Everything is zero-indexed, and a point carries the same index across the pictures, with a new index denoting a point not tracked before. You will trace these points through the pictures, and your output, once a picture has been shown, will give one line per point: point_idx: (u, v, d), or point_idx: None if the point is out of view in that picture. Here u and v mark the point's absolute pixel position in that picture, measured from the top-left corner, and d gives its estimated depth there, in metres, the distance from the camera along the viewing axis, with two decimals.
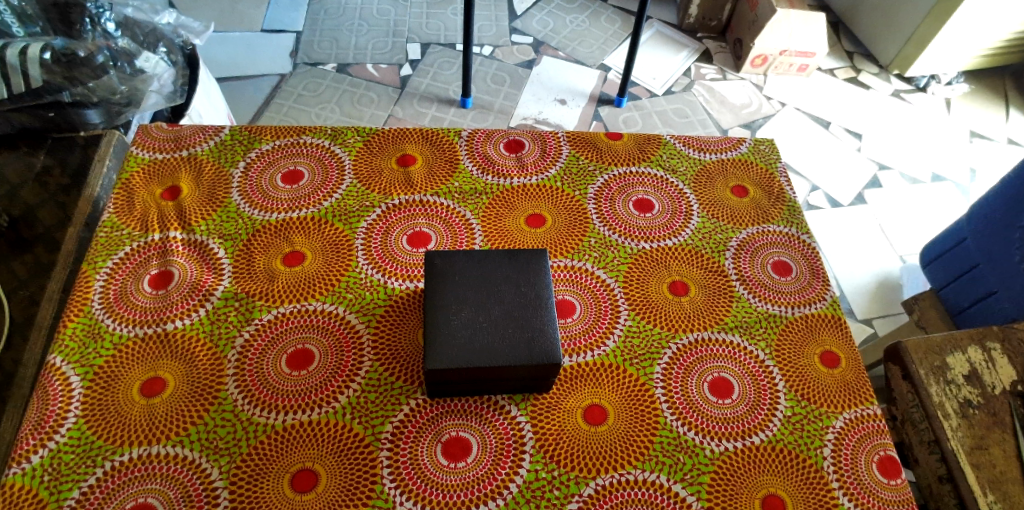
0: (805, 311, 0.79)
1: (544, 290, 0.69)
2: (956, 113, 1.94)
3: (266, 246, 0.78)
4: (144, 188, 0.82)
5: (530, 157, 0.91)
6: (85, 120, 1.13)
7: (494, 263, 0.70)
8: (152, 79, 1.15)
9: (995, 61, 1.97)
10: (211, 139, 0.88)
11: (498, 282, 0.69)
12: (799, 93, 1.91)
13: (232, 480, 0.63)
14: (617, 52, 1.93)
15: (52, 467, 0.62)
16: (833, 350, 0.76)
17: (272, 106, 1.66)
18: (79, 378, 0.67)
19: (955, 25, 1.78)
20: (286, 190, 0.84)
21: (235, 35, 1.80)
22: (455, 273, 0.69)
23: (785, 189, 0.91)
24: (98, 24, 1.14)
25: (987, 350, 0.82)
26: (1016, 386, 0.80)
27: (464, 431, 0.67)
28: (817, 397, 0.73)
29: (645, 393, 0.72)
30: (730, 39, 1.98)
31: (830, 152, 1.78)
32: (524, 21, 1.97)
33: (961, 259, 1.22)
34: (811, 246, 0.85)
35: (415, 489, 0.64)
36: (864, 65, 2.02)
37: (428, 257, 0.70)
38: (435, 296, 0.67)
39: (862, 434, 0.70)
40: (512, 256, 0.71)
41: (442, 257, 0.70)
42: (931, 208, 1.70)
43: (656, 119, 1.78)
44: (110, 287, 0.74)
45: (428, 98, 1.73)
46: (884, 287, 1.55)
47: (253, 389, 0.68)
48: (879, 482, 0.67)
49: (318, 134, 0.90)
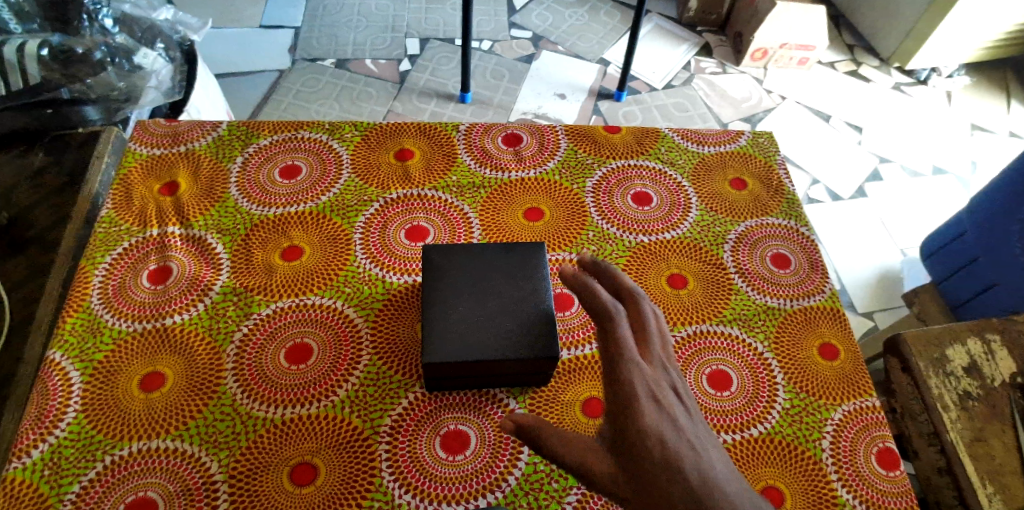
0: (804, 303, 0.79)
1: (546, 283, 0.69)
2: (957, 105, 1.93)
3: (264, 241, 0.78)
4: (141, 184, 0.82)
5: (528, 151, 0.91)
6: (85, 117, 1.12)
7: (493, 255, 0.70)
8: (150, 76, 1.17)
9: (997, 53, 1.97)
10: (209, 135, 0.88)
11: (496, 275, 0.69)
12: (800, 86, 1.90)
13: (231, 474, 0.63)
14: (617, 47, 1.92)
15: (52, 462, 0.62)
16: (832, 342, 0.76)
17: (271, 102, 1.66)
18: (78, 372, 0.67)
19: (955, 17, 1.77)
20: (284, 185, 0.83)
21: (234, 31, 1.80)
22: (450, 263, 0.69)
23: (784, 181, 0.91)
24: (95, 19, 1.12)
25: (987, 341, 0.82)
26: (1017, 378, 0.79)
27: (463, 424, 0.68)
28: (815, 389, 0.73)
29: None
30: (730, 33, 1.98)
31: (832, 146, 1.78)
32: (523, 16, 1.96)
33: (959, 252, 1.22)
34: (810, 239, 0.85)
35: (414, 482, 0.64)
36: (865, 57, 2.01)
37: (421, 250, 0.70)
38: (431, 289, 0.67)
39: (861, 426, 0.70)
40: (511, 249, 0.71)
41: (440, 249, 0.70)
42: (932, 201, 1.70)
43: (656, 114, 1.78)
44: (108, 282, 0.74)
45: (427, 94, 1.73)
46: (885, 281, 1.54)
47: (252, 383, 0.68)
48: (877, 473, 0.67)
49: (316, 129, 0.89)
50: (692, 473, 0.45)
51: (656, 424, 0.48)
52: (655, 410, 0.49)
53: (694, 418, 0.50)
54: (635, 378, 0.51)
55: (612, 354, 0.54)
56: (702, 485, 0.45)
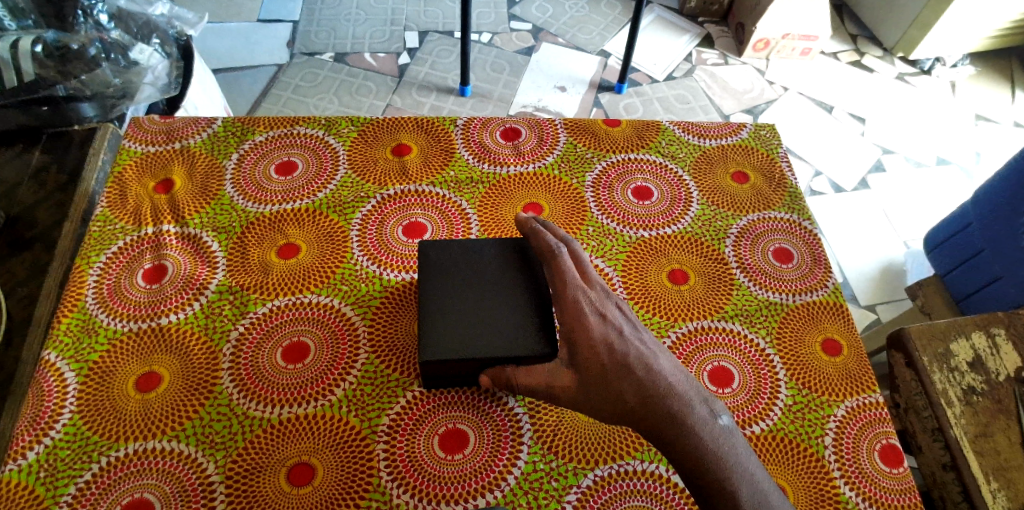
0: (807, 299, 0.78)
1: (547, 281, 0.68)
2: (962, 95, 1.91)
3: (260, 239, 0.78)
4: (136, 182, 0.81)
5: (527, 146, 0.89)
6: (81, 115, 1.10)
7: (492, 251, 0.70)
8: (146, 72, 1.15)
9: (1002, 41, 1.94)
10: (204, 131, 0.87)
11: (493, 271, 0.68)
12: (802, 77, 1.88)
13: (228, 474, 0.62)
14: (617, 38, 1.90)
15: (48, 464, 0.62)
16: (835, 338, 0.76)
17: (269, 97, 1.65)
18: (74, 373, 0.67)
19: (959, 5, 1.75)
20: (279, 181, 0.83)
21: (231, 25, 1.78)
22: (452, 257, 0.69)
23: (787, 174, 0.90)
24: (90, 15, 1.12)
25: (992, 335, 0.81)
26: (1022, 373, 0.78)
27: (461, 422, 0.67)
28: (818, 385, 0.72)
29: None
30: (732, 23, 1.96)
31: (835, 137, 1.76)
32: (522, 8, 1.94)
33: (965, 244, 1.20)
34: (812, 233, 0.84)
35: (412, 481, 0.63)
36: (869, 47, 1.99)
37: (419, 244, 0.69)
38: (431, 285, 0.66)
39: (864, 422, 0.70)
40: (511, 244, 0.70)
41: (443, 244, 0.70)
42: (936, 192, 1.68)
43: (657, 106, 1.76)
44: (103, 282, 0.73)
45: (426, 87, 1.72)
46: (889, 273, 1.53)
47: (247, 382, 0.68)
48: (880, 470, 0.67)
49: (312, 125, 0.88)
50: (637, 370, 0.58)
51: (603, 335, 0.60)
52: (600, 323, 0.61)
53: (632, 323, 0.62)
54: (582, 300, 0.63)
55: (558, 283, 0.64)
56: (645, 375, 0.58)
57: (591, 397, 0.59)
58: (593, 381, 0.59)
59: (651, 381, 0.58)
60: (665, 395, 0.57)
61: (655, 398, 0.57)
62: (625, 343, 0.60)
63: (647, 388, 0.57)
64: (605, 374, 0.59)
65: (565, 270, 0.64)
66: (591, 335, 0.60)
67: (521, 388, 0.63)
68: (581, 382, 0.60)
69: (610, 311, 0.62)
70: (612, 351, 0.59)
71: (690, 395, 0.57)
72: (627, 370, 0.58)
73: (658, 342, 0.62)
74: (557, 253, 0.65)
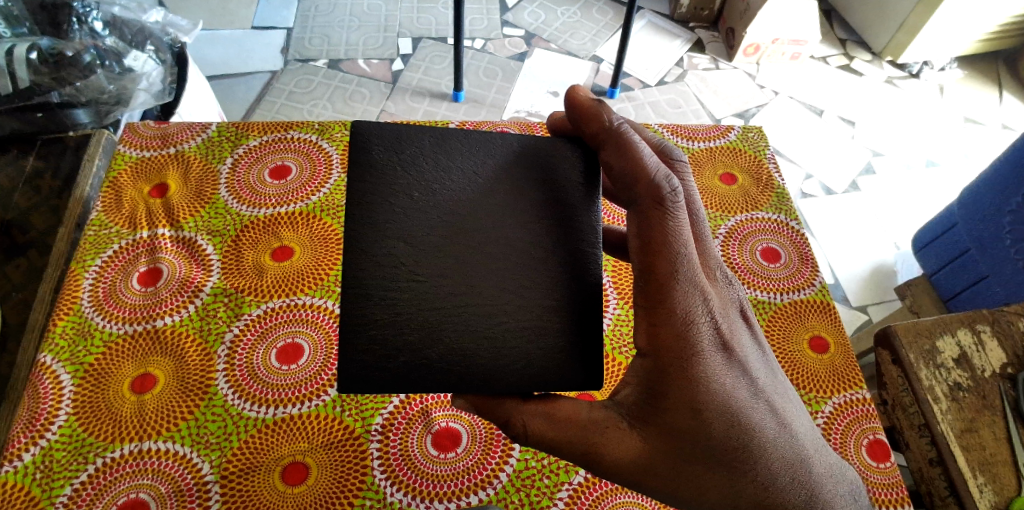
0: (793, 297, 0.80)
1: (592, 226, 0.57)
2: (950, 96, 1.94)
3: (255, 242, 0.79)
4: (132, 186, 0.82)
5: None
6: (76, 121, 1.12)
7: (521, 208, 0.56)
8: (140, 78, 1.16)
9: (988, 45, 1.98)
10: (198, 137, 0.87)
11: (517, 260, 0.55)
12: (794, 81, 1.91)
13: (223, 474, 0.63)
14: (610, 44, 1.92)
15: (43, 465, 0.62)
16: (822, 336, 0.77)
17: (264, 103, 1.66)
18: (69, 375, 0.68)
19: (945, 11, 1.79)
20: (273, 185, 0.83)
21: (225, 32, 1.79)
22: (468, 229, 0.54)
23: (774, 175, 0.91)
24: (84, 23, 1.14)
25: (976, 333, 0.82)
26: (1005, 369, 0.80)
27: (454, 422, 0.68)
28: (807, 382, 0.73)
29: (622, 370, 0.74)
30: (723, 29, 1.98)
31: (826, 140, 1.78)
32: (515, 14, 1.96)
33: (952, 244, 1.22)
34: (799, 233, 0.86)
35: (406, 480, 0.64)
36: (859, 52, 2.01)
37: (423, 212, 0.54)
38: (443, 272, 0.53)
39: (851, 418, 0.71)
40: (546, 183, 0.57)
41: (459, 210, 0.55)
42: (925, 194, 1.70)
43: (650, 110, 1.78)
44: (98, 285, 0.74)
45: (420, 93, 1.74)
46: (880, 275, 1.55)
47: (242, 383, 0.68)
48: (867, 465, 0.68)
49: (305, 129, 0.89)
50: (768, 450, 0.49)
51: (724, 388, 0.49)
52: (722, 360, 0.49)
53: (755, 355, 0.52)
54: (701, 319, 0.49)
55: (667, 273, 0.49)
56: (774, 457, 0.49)
57: (677, 467, 0.49)
58: (695, 449, 0.48)
59: (780, 463, 0.49)
60: (792, 485, 0.49)
61: (777, 480, 0.49)
62: (750, 398, 0.49)
63: (772, 465, 0.49)
64: (720, 446, 0.48)
65: (687, 262, 0.49)
66: (707, 387, 0.48)
67: (533, 436, 0.52)
68: (678, 445, 0.49)
69: (732, 337, 0.51)
70: (731, 411, 0.48)
71: (818, 477, 0.50)
72: (750, 442, 0.48)
73: (780, 388, 0.52)
74: (673, 207, 0.50)
